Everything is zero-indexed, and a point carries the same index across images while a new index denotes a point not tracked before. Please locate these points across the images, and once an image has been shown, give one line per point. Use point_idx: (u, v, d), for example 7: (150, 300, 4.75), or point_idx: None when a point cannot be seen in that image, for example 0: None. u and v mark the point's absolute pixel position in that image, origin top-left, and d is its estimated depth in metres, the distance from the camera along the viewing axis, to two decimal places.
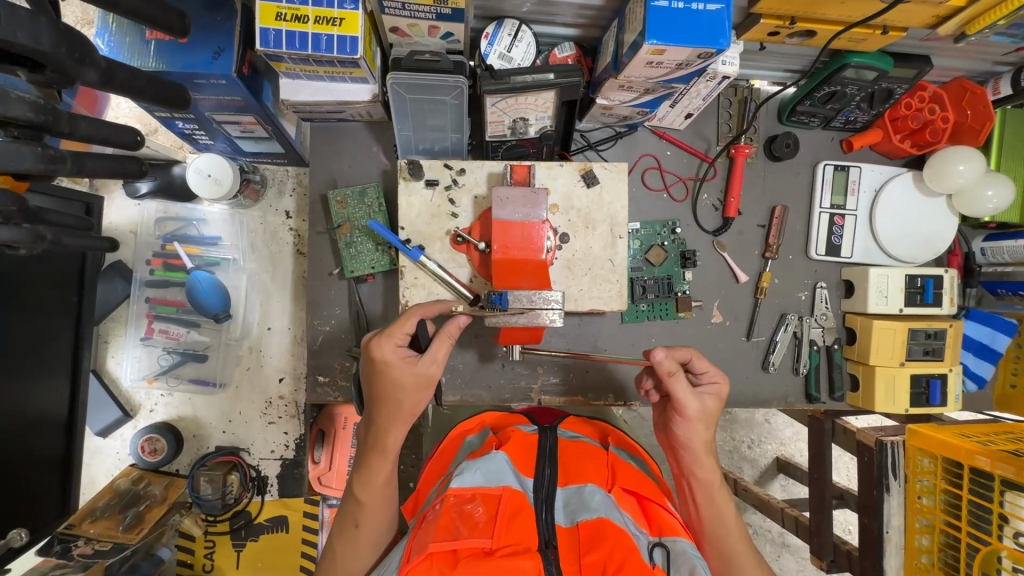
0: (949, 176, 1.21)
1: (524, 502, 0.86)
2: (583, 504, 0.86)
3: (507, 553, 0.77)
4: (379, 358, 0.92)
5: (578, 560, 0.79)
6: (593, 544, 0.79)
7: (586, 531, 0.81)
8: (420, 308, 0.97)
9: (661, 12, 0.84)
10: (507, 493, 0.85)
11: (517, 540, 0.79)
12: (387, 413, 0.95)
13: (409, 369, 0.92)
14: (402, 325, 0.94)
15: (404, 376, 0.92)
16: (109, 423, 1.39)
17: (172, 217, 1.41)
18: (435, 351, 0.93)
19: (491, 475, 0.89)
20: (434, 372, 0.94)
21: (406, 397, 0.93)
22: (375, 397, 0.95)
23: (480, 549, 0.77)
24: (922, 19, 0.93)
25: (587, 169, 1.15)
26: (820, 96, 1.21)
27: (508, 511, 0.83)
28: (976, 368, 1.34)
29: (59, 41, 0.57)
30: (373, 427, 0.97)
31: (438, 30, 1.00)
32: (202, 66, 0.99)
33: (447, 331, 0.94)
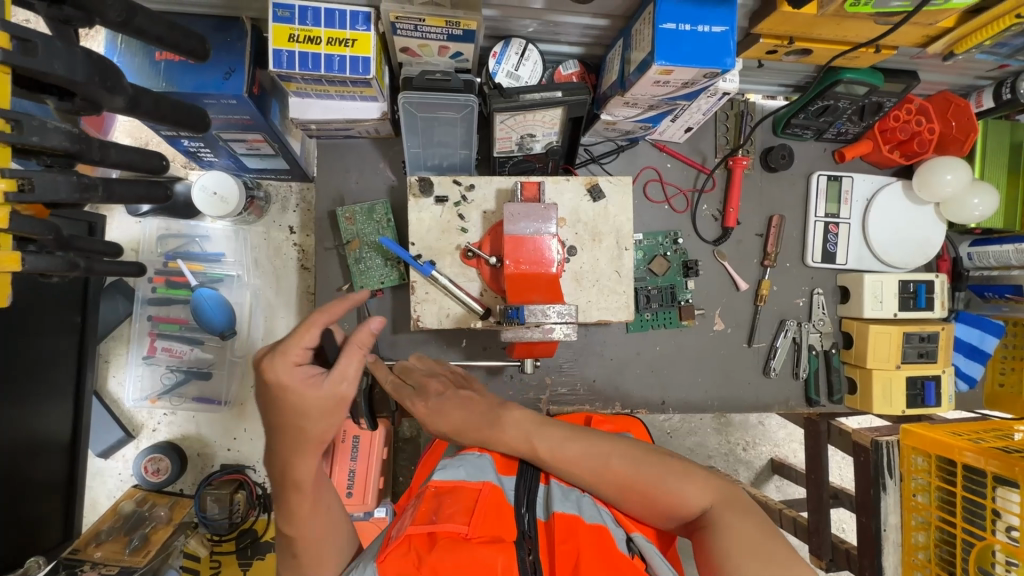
0: (937, 184, 1.27)
1: (503, 498, 0.78)
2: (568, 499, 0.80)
3: (483, 542, 0.69)
4: (274, 379, 0.71)
5: (556, 555, 0.71)
6: (572, 539, 0.72)
7: (565, 526, 0.74)
8: (323, 312, 0.73)
9: (669, 34, 0.87)
10: (489, 486, 0.78)
11: (494, 532, 0.72)
12: (289, 439, 0.73)
13: (312, 391, 0.72)
14: (302, 333, 0.72)
15: (306, 400, 0.71)
16: (111, 443, 1.36)
17: (175, 234, 1.40)
18: (345, 366, 0.73)
19: (476, 469, 0.83)
20: (346, 392, 0.74)
21: (311, 424, 0.72)
22: (273, 424, 0.73)
23: (458, 535, 0.70)
24: (913, 39, 0.97)
25: (594, 183, 1.17)
26: (814, 110, 1.26)
27: (488, 503, 0.76)
28: (967, 369, 1.39)
29: (92, 71, 0.58)
30: (276, 458, 0.75)
31: (448, 50, 1.02)
32: (212, 87, 1.00)
33: (359, 339, 0.74)
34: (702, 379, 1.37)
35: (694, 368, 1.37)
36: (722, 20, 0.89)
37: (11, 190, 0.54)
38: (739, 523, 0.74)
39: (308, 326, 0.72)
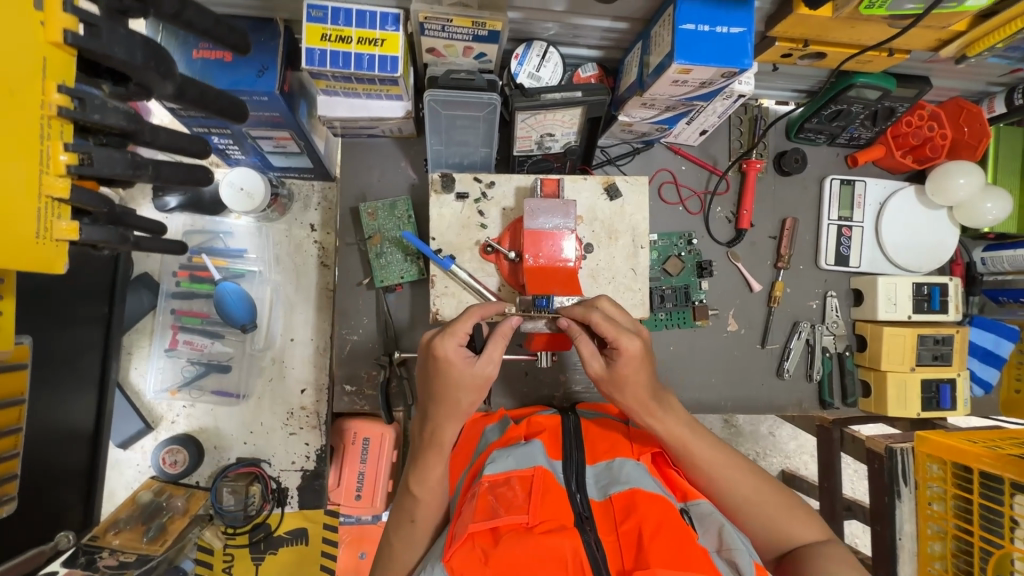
0: (951, 189, 1.28)
1: (554, 483, 1.00)
2: (613, 479, 1.03)
3: (545, 530, 0.92)
4: (442, 356, 0.93)
5: (615, 529, 0.94)
6: (627, 514, 0.94)
7: (619, 503, 0.97)
8: (478, 308, 0.97)
9: (689, 34, 0.90)
10: (539, 473, 0.99)
11: (553, 517, 0.94)
12: (444, 409, 0.97)
13: (468, 369, 0.94)
14: (462, 323, 0.94)
15: (463, 376, 0.94)
16: (131, 434, 1.39)
17: (200, 230, 1.44)
18: (491, 353, 0.95)
19: (523, 459, 1.03)
20: (490, 372, 0.96)
21: (463, 397, 0.96)
22: (433, 396, 0.97)
23: (520, 525, 0.92)
24: (927, 42, 1.00)
25: (610, 182, 1.20)
26: (827, 114, 1.28)
27: (542, 489, 0.98)
28: (982, 373, 1.39)
29: (148, 55, 0.61)
30: (428, 424, 1.00)
31: (472, 50, 1.05)
32: (247, 83, 1.04)
33: (503, 331, 0.94)
34: (715, 380, 1.38)
35: (707, 369, 1.38)
36: (740, 22, 0.92)
37: (73, 164, 0.59)
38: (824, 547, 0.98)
39: (467, 317, 0.96)
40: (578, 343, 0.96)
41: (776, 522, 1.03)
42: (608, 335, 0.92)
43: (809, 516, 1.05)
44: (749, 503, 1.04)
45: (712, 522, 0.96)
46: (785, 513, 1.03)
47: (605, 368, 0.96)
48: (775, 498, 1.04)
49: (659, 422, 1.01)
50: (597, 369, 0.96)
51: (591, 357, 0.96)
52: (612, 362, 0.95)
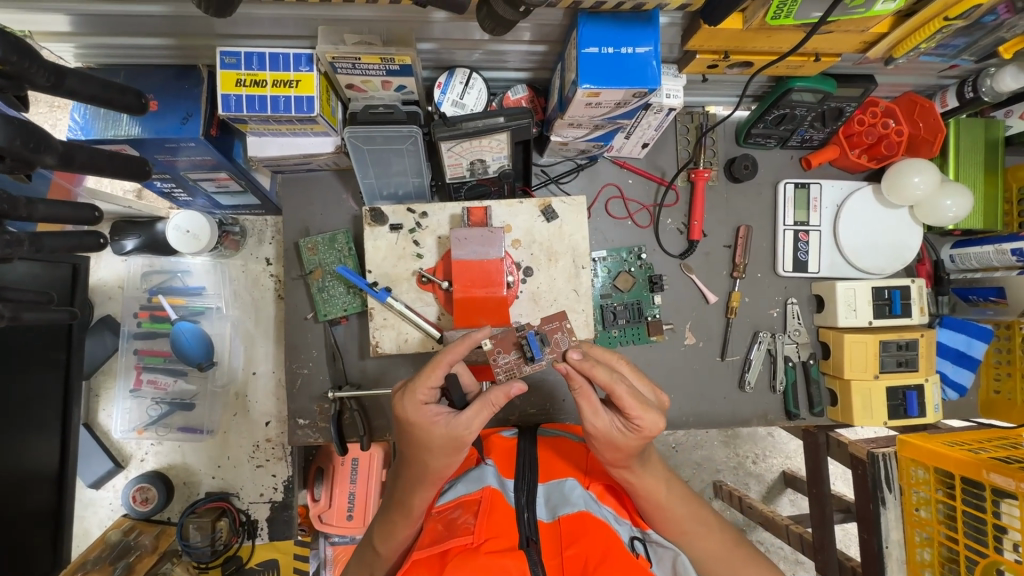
0: (906, 188, 1.23)
1: (503, 502, 0.88)
2: (563, 499, 0.91)
3: (493, 549, 0.78)
4: (408, 416, 0.89)
5: (559, 553, 0.82)
6: (574, 538, 0.82)
7: (567, 525, 0.85)
8: (450, 356, 0.88)
9: (593, 58, 0.89)
10: (487, 493, 0.88)
11: (501, 536, 0.81)
12: (415, 472, 0.92)
13: (439, 431, 0.87)
14: (428, 381, 0.88)
15: (434, 440, 0.87)
16: (100, 474, 1.43)
17: (158, 270, 1.46)
18: (469, 416, 0.87)
19: (472, 483, 0.92)
20: (467, 438, 0.87)
21: (433, 460, 0.89)
22: (405, 453, 0.93)
23: (467, 546, 0.79)
24: (851, 45, 0.97)
25: (547, 204, 1.18)
26: (772, 119, 1.24)
27: (489, 508, 0.86)
28: (955, 376, 1.33)
29: (13, 134, 0.62)
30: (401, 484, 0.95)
31: (391, 84, 1.05)
32: (171, 131, 1.05)
33: (492, 400, 0.88)
34: (677, 395, 1.34)
35: (668, 384, 1.34)
36: (647, 40, 0.91)
37: None
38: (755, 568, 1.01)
39: (434, 374, 0.88)
40: (579, 395, 0.89)
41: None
42: (631, 411, 0.87)
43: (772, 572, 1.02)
44: (710, 556, 1.00)
45: (667, 551, 0.90)
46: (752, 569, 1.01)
47: (606, 431, 0.89)
48: (739, 553, 1.01)
49: (642, 483, 0.95)
50: (596, 428, 0.89)
51: (592, 415, 0.89)
52: (619, 429, 0.89)
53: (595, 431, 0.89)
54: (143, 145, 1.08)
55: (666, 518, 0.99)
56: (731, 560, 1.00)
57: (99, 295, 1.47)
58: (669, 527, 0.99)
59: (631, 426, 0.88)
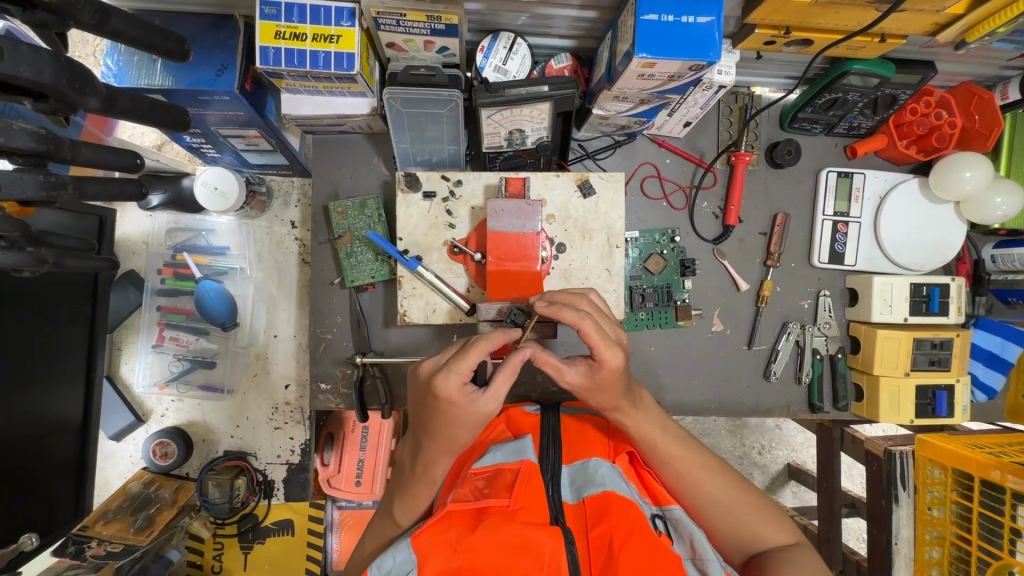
0: (956, 183, 1.18)
1: (538, 475, 0.89)
2: (588, 480, 0.90)
3: (528, 520, 0.80)
4: (440, 401, 0.83)
5: (585, 534, 0.82)
6: (599, 518, 0.82)
7: (592, 506, 0.85)
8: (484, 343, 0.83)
9: (652, 26, 0.85)
10: (525, 466, 0.87)
11: (536, 508, 0.83)
12: (439, 447, 0.88)
13: (469, 409, 0.84)
14: (463, 364, 0.81)
15: (464, 416, 0.84)
16: (122, 427, 1.44)
17: (183, 228, 1.45)
18: (497, 390, 0.84)
19: (513, 453, 0.92)
20: (493, 410, 0.85)
21: (462, 435, 0.86)
22: (428, 430, 0.88)
23: (503, 510, 0.81)
24: (920, 26, 0.93)
25: (584, 179, 1.15)
26: (822, 103, 1.19)
27: (526, 481, 0.86)
28: (985, 379, 1.32)
29: (60, 73, 0.59)
30: (420, 457, 0.91)
31: (434, 45, 1.02)
32: (205, 84, 1.03)
33: (513, 365, 0.85)
34: (700, 381, 1.33)
35: (690, 369, 1.33)
36: (708, 10, 0.86)
37: None
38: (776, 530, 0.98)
39: (467, 359, 0.81)
40: (543, 360, 0.88)
41: (748, 524, 0.98)
42: (593, 347, 0.85)
43: (780, 516, 1.00)
44: (734, 519, 0.98)
45: (688, 529, 0.88)
46: (757, 517, 0.98)
47: (584, 375, 0.88)
48: (747, 501, 0.98)
49: (635, 423, 0.95)
50: (575, 377, 0.89)
51: (561, 371, 0.88)
52: (591, 371, 0.87)
53: (574, 382, 0.89)
54: (176, 97, 1.06)
55: (659, 462, 0.98)
56: (739, 506, 0.98)
57: (123, 249, 1.47)
58: (666, 472, 0.98)
59: (597, 364, 0.86)
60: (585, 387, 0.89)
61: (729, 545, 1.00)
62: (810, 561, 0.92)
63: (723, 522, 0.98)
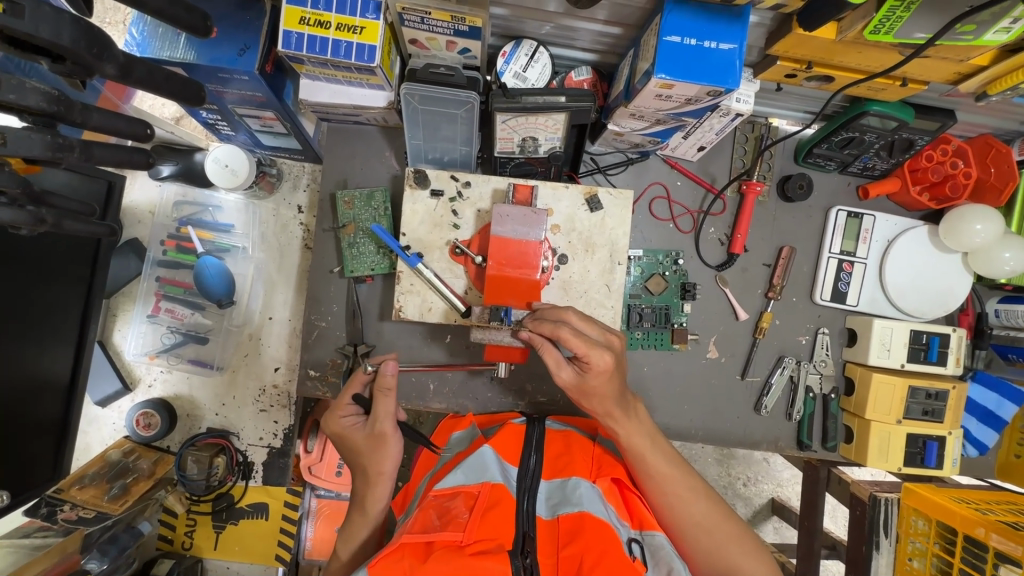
0: (967, 234, 1.18)
1: (504, 495, 0.88)
2: (565, 498, 0.89)
3: (478, 551, 0.79)
4: (338, 431, 1.11)
5: (555, 552, 0.81)
6: (570, 537, 0.81)
7: (566, 524, 0.83)
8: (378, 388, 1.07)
9: (673, 48, 0.85)
10: (486, 489, 0.87)
11: (490, 537, 0.82)
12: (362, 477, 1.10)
13: (359, 433, 1.09)
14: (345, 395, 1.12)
15: (360, 439, 1.09)
16: (108, 393, 1.44)
17: (190, 201, 1.46)
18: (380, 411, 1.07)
19: (473, 472, 0.91)
20: (386, 426, 1.08)
21: (367, 460, 1.09)
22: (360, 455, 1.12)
23: (454, 543, 0.79)
24: (943, 74, 0.92)
25: (592, 194, 1.15)
26: (837, 141, 1.19)
27: (484, 504, 0.85)
28: (978, 435, 1.29)
29: (79, 36, 0.59)
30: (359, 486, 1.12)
31: (456, 45, 1.02)
32: (226, 61, 1.03)
33: (383, 388, 1.06)
34: (691, 407, 1.32)
35: (681, 394, 1.32)
36: (732, 37, 0.86)
37: None
38: (752, 564, 0.96)
39: (351, 389, 1.11)
40: (543, 353, 0.93)
41: (725, 551, 0.96)
42: (578, 348, 0.88)
43: (757, 550, 0.98)
44: (710, 543, 0.97)
45: (664, 557, 0.85)
46: (735, 546, 0.96)
47: (576, 374, 0.92)
48: (727, 528, 0.97)
49: (620, 427, 0.96)
50: (567, 376, 0.93)
51: (559, 366, 0.93)
52: (582, 372, 0.92)
53: (567, 379, 0.93)
54: (197, 72, 1.06)
55: (645, 475, 0.99)
56: (717, 532, 0.97)
57: (129, 217, 1.46)
58: (651, 487, 0.99)
59: (586, 363, 0.89)
60: (576, 388, 0.94)
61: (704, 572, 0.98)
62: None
63: (701, 546, 0.97)
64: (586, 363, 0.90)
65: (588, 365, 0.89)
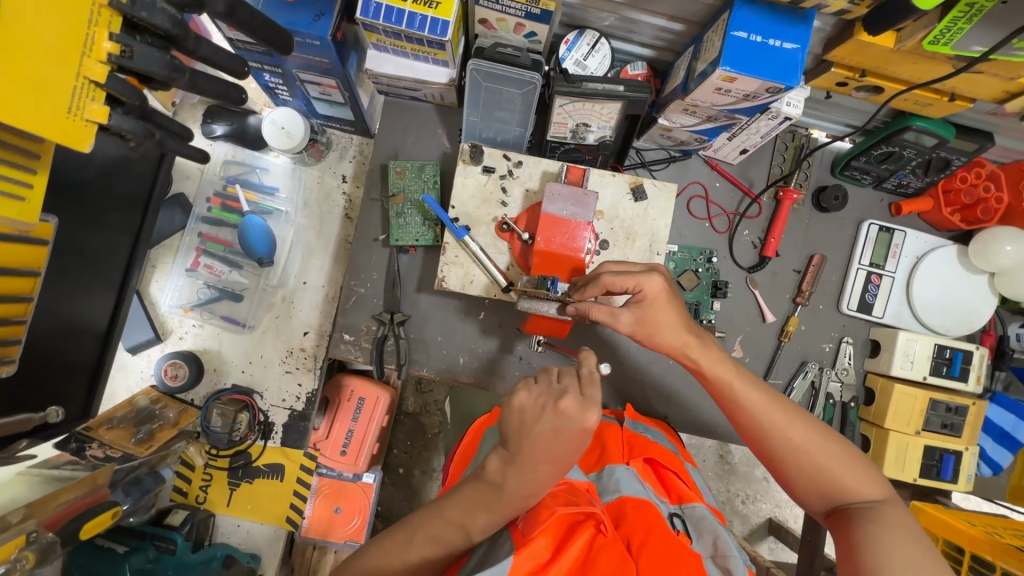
0: (996, 254, 1.22)
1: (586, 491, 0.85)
2: (604, 487, 0.91)
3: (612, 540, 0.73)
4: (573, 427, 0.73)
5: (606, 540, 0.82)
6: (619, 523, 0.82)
7: (609, 513, 0.85)
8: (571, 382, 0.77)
9: (739, 42, 0.89)
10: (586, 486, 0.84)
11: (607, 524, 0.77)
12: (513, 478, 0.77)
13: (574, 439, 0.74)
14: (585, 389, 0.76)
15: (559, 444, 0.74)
16: (140, 341, 1.46)
17: (238, 162, 1.50)
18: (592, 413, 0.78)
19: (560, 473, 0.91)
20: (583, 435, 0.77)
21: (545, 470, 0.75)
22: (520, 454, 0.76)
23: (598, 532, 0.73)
24: (990, 92, 0.97)
25: (638, 183, 1.18)
26: (876, 155, 1.23)
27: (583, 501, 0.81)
28: (994, 454, 1.32)
29: None
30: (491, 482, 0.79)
31: (524, 28, 1.07)
32: (302, 25, 1.06)
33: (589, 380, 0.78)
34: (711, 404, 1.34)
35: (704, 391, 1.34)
36: (795, 39, 0.90)
37: (115, 54, 0.63)
38: (870, 487, 0.87)
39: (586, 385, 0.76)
40: (595, 312, 0.95)
41: (831, 471, 0.87)
42: (629, 282, 0.94)
43: (873, 475, 0.88)
44: (817, 470, 0.88)
45: (707, 528, 0.87)
46: (848, 470, 0.87)
47: (634, 315, 0.96)
48: (834, 451, 0.88)
49: (698, 354, 0.95)
50: (627, 320, 0.96)
51: (614, 315, 0.95)
52: (639, 308, 0.96)
53: (628, 324, 0.96)
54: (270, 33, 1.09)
55: (731, 403, 0.94)
56: (824, 456, 0.88)
57: (178, 171, 1.49)
58: (740, 414, 0.93)
59: (642, 293, 0.95)
60: (640, 330, 0.97)
61: (810, 494, 0.90)
62: (904, 522, 0.81)
63: (801, 469, 0.89)
64: (638, 294, 0.95)
65: (641, 294, 0.95)
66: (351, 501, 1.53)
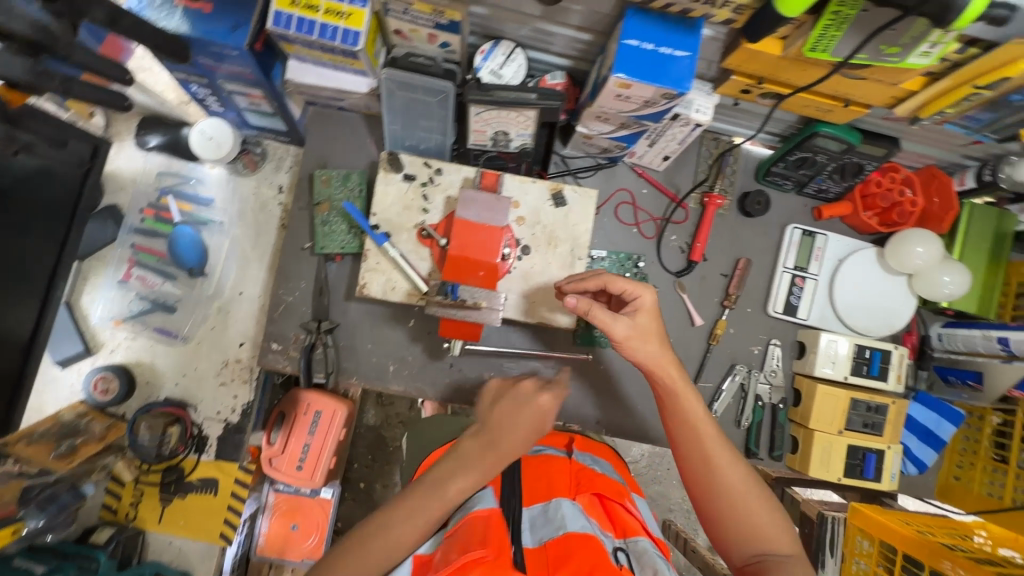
0: (907, 256, 1.25)
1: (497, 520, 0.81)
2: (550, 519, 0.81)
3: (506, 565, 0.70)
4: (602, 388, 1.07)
5: None
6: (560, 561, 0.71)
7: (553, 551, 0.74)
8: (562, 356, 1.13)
9: (631, 51, 0.92)
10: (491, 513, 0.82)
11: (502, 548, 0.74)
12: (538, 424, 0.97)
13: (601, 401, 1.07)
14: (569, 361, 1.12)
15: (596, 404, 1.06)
16: (69, 354, 1.44)
17: (173, 173, 1.50)
18: None
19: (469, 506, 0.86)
20: None
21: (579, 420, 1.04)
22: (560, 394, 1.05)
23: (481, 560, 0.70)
24: (882, 98, 1.01)
25: (558, 189, 1.20)
26: (793, 160, 1.26)
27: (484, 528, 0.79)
28: (919, 453, 1.34)
29: None
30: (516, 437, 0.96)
31: (436, 38, 1.09)
32: (217, 36, 1.03)
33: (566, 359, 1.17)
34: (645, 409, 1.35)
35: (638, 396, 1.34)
36: (686, 47, 0.93)
37: None
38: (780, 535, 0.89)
39: None
40: (596, 316, 0.95)
41: (750, 515, 0.90)
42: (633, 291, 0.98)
43: (786, 526, 0.91)
44: (736, 511, 0.90)
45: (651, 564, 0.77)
46: (766, 514, 0.90)
47: (630, 322, 0.96)
48: (757, 497, 0.91)
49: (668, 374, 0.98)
50: (624, 327, 0.96)
51: (614, 319, 0.96)
52: (633, 316, 0.97)
53: (626, 329, 0.96)
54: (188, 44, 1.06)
55: (679, 423, 0.97)
56: (747, 498, 0.91)
57: (111, 182, 1.48)
58: (683, 438, 0.96)
59: (639, 299, 0.98)
60: (636, 335, 0.96)
61: (725, 538, 0.91)
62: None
63: (724, 505, 0.91)
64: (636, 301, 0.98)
65: (643, 301, 0.98)
66: (308, 519, 1.57)
